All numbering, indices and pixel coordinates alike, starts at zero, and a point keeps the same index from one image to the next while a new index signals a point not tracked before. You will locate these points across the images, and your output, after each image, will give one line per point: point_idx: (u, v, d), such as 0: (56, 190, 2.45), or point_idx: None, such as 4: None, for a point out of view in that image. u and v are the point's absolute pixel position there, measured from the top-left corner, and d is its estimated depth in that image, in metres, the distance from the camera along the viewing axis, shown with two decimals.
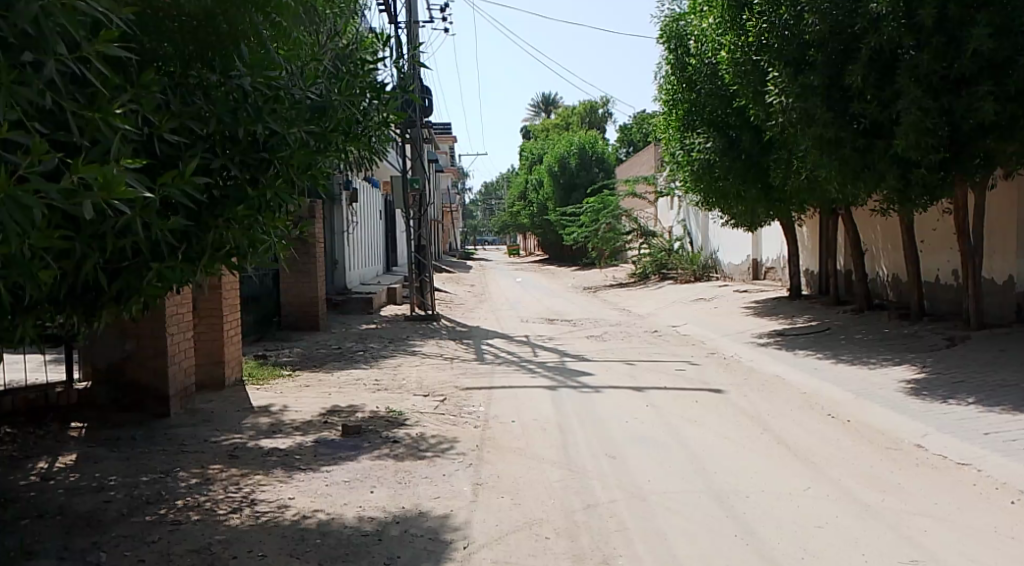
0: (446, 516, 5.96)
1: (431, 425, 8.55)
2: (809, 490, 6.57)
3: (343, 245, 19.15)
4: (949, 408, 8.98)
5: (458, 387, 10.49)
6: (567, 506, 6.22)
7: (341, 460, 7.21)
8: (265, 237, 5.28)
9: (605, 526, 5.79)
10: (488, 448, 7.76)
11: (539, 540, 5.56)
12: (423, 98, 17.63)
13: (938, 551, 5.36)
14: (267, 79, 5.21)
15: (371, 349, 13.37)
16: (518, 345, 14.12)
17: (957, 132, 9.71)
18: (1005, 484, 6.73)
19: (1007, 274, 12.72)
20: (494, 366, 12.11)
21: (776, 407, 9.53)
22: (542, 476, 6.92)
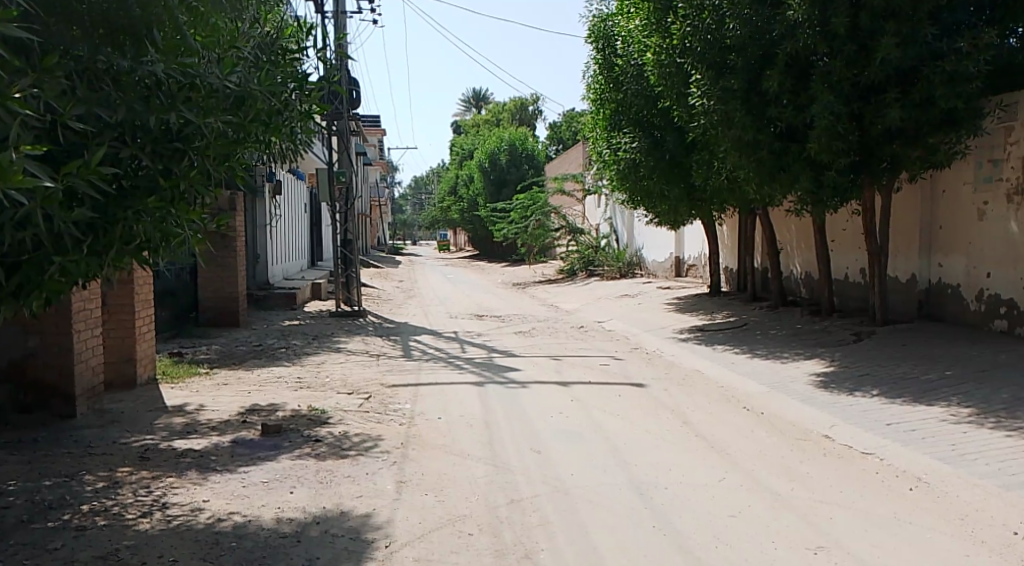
0: (367, 515, 5.44)
1: (355, 423, 7.84)
2: (727, 477, 6.19)
3: (264, 239, 18.45)
4: (856, 400, 8.30)
5: (382, 385, 9.77)
6: (490, 501, 5.74)
7: (259, 460, 6.54)
8: (182, 232, 4.60)
9: (526, 521, 5.36)
10: (413, 445, 7.12)
11: (462, 536, 5.12)
12: (350, 90, 16.96)
13: (844, 537, 5.04)
14: (181, 66, 4.72)
15: (293, 345, 12.76)
16: (445, 341, 13.66)
17: (867, 136, 9.55)
18: (906, 470, 6.26)
19: (910, 273, 11.83)
20: (421, 362, 11.50)
21: (700, 394, 9.20)
22: (464, 473, 6.36)
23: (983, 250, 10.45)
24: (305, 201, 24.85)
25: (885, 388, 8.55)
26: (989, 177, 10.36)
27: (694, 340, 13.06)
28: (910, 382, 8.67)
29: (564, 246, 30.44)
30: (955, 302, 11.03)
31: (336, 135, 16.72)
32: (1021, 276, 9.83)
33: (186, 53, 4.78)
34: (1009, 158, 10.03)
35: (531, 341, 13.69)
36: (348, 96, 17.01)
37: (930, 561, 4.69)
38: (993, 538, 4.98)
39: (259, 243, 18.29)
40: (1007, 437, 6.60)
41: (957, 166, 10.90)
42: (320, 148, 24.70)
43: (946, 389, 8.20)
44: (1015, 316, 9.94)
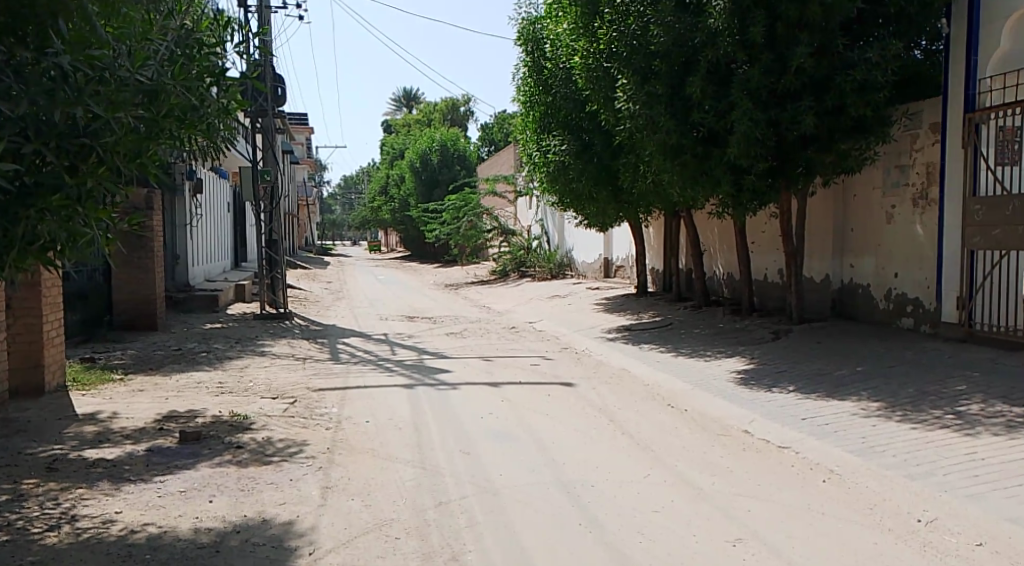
0: (290, 522, 5.45)
1: (280, 428, 7.81)
2: (652, 474, 6.39)
3: (185, 239, 18.07)
4: (773, 395, 8.64)
5: (309, 389, 9.72)
6: (418, 504, 5.82)
7: (176, 469, 6.48)
8: (91, 231, 4.55)
9: (454, 524, 5.44)
10: (340, 449, 7.13)
11: (389, 540, 5.19)
12: (276, 87, 16.73)
13: (762, 529, 5.27)
14: (90, 58, 4.63)
15: (215, 349, 12.57)
16: (375, 343, 13.64)
17: (783, 143, 9.93)
18: (819, 463, 6.56)
19: (825, 273, 12.32)
20: (349, 365, 11.45)
21: (626, 393, 9.43)
22: (393, 476, 6.41)
23: (892, 251, 10.96)
24: (228, 200, 24.39)
25: (799, 384, 8.93)
26: (897, 182, 10.88)
27: (621, 340, 13.33)
28: (823, 378, 9.06)
29: (495, 247, 30.57)
30: (866, 302, 11.54)
31: (261, 133, 16.47)
32: (926, 276, 10.36)
33: (95, 45, 4.71)
34: (915, 164, 10.55)
35: (461, 343, 13.77)
36: (274, 93, 16.77)
37: (841, 550, 4.94)
38: (898, 526, 5.24)
39: (179, 244, 17.90)
40: (912, 429, 6.98)
41: (867, 172, 11.40)
42: (245, 146, 24.31)
43: (856, 384, 8.61)
44: (921, 315, 10.46)
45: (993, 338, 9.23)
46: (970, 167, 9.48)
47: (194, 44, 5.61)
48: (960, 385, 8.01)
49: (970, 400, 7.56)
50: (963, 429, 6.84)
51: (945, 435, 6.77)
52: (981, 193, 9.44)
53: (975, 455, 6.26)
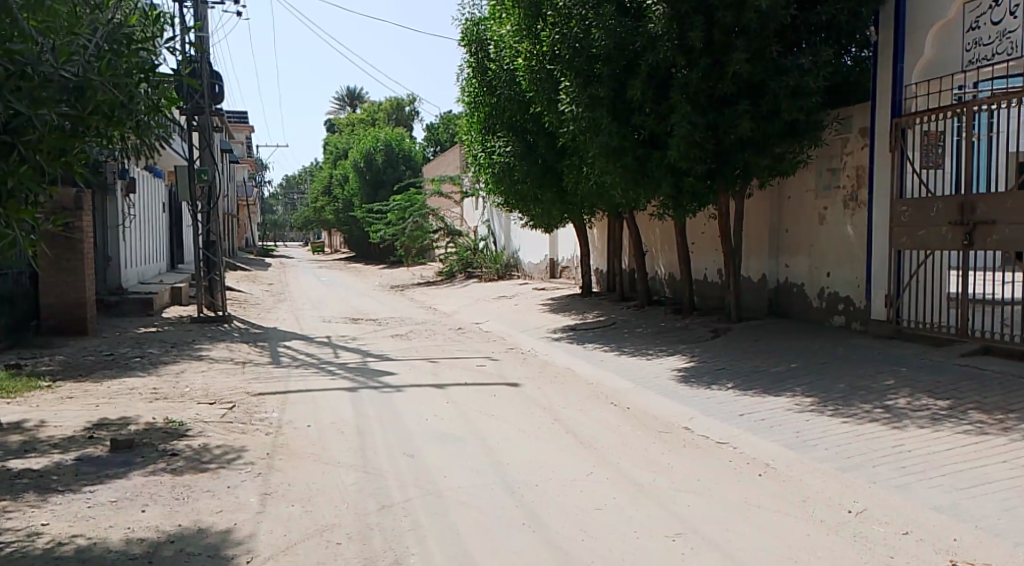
0: (228, 531, 5.41)
1: (217, 434, 7.71)
2: (594, 472, 6.48)
3: (117, 240, 17.65)
4: (712, 393, 8.83)
5: (248, 393, 9.61)
6: (361, 508, 5.82)
7: (106, 478, 6.36)
8: (14, 231, 4.57)
9: (397, 527, 5.46)
10: (279, 455, 7.08)
11: (330, 546, 5.18)
12: (212, 84, 16.42)
13: (700, 524, 5.39)
14: (10, 53, 4.52)
15: (149, 354, 12.32)
16: (317, 346, 13.52)
17: (721, 146, 10.15)
18: (756, 457, 6.74)
19: (762, 272, 12.60)
20: (290, 369, 11.34)
21: (569, 391, 9.55)
22: (334, 481, 6.40)
23: (825, 251, 11.29)
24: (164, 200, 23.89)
25: (737, 381, 9.14)
26: (828, 184, 11.21)
27: (566, 340, 13.46)
28: (760, 375, 9.29)
29: (442, 248, 30.52)
30: (800, 300, 11.85)
31: (198, 131, 16.15)
32: (857, 275, 10.69)
33: (16, 38, 4.60)
34: (845, 167, 10.88)
35: (405, 344, 13.73)
36: (210, 90, 16.48)
37: (776, 542, 5.08)
38: (830, 517, 5.43)
39: (111, 245, 17.48)
40: (844, 423, 7.22)
41: (801, 175, 11.72)
42: (181, 145, 23.86)
43: (791, 380, 8.85)
44: (852, 313, 10.79)
45: (920, 334, 9.58)
46: (897, 170, 9.83)
47: (123, 39, 5.41)
48: (889, 380, 8.29)
49: (898, 394, 7.83)
50: (891, 422, 7.09)
51: (875, 428, 7.01)
52: (907, 195, 9.78)
53: (902, 447, 6.51)
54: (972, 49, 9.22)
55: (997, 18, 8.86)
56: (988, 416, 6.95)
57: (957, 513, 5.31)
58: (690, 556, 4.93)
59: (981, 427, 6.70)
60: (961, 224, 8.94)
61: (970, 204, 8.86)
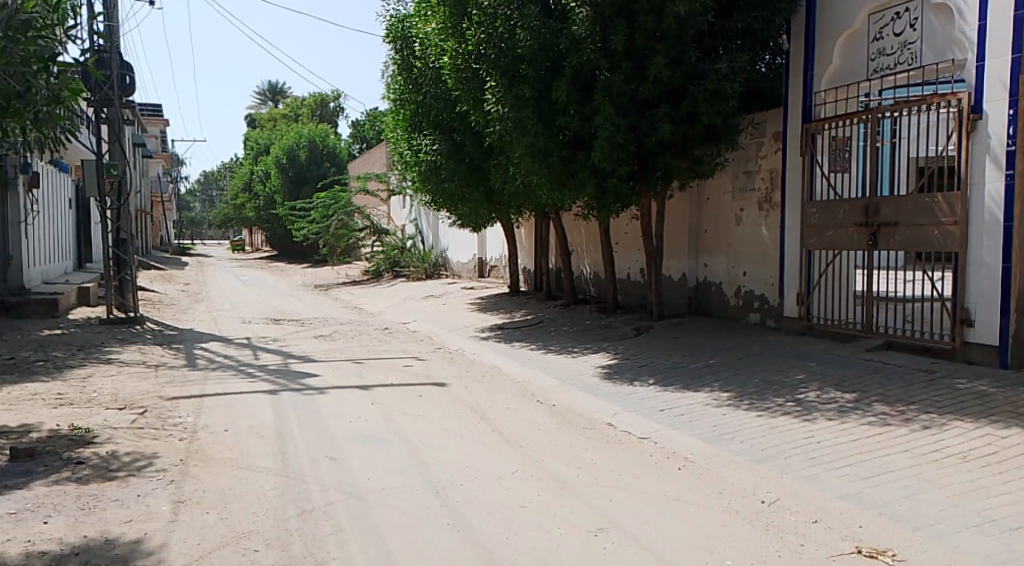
0: (137, 541, 5.32)
1: (126, 441, 7.54)
2: (519, 470, 6.58)
3: (18, 238, 16.99)
4: (633, 389, 9.04)
5: (160, 398, 9.41)
6: (280, 513, 5.79)
7: (5, 490, 6.16)
8: None
9: (318, 532, 5.46)
10: (194, 461, 6.97)
11: (246, 554, 5.15)
12: (123, 75, 15.92)
13: (621, 518, 5.54)
14: None
15: (55, 358, 11.92)
16: (235, 348, 13.29)
17: (643, 148, 10.40)
18: (675, 451, 6.94)
19: (682, 271, 12.91)
20: (206, 372, 11.12)
21: (494, 390, 9.64)
22: (253, 486, 6.34)
23: (742, 251, 11.64)
24: (70, 195, 23.08)
25: (659, 378, 9.38)
26: (745, 186, 11.57)
27: (492, 339, 13.54)
28: (679, 371, 9.53)
29: (367, 246, 30.27)
30: (718, 299, 12.21)
31: (107, 123, 15.62)
32: (771, 274, 11.06)
33: None
34: (761, 170, 11.25)
35: (328, 345, 13.61)
36: (120, 81, 15.90)
37: (693, 533, 5.26)
38: (745, 508, 5.64)
39: (11, 243, 16.83)
40: (758, 417, 7.49)
41: (718, 177, 12.05)
42: (89, 137, 23.09)
43: (708, 376, 9.13)
44: (767, 310, 11.17)
45: (830, 331, 9.99)
46: (808, 174, 10.23)
47: (20, 26, 5.79)
48: (800, 375, 8.63)
49: (808, 388, 8.16)
50: (802, 415, 7.39)
51: (787, 421, 7.29)
52: (817, 197, 10.18)
53: (812, 438, 6.79)
54: (876, 58, 9.65)
55: (898, 30, 9.33)
56: (891, 408, 7.30)
57: (861, 501, 5.59)
58: (611, 551, 5.06)
59: (884, 419, 7.04)
60: (866, 225, 9.36)
61: (874, 206, 9.27)
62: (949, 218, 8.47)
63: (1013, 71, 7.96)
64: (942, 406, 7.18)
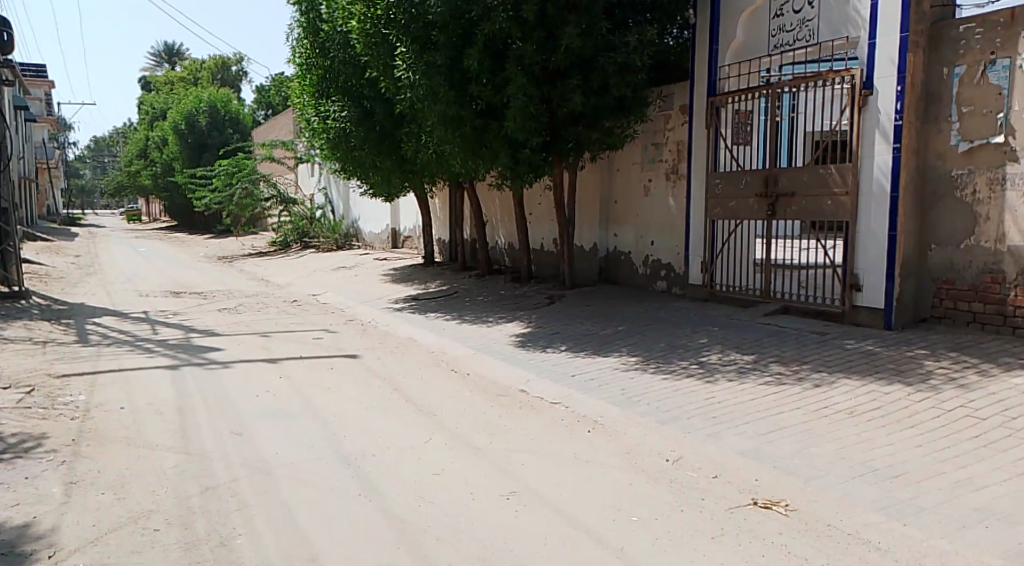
0: (26, 525, 5.21)
1: (12, 422, 7.30)
2: (432, 438, 6.67)
3: None
4: (543, 356, 9.24)
5: (49, 375, 9.11)
6: (183, 491, 5.75)
7: None
8: None
9: (223, 509, 5.44)
10: (87, 440, 6.82)
11: (145, 533, 5.12)
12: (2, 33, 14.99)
13: (531, 481, 5.71)
14: None
15: None
16: (132, 322, 12.92)
17: (553, 117, 10.54)
18: (584, 415, 7.15)
19: (593, 241, 13.14)
20: (101, 348, 10.80)
21: (406, 360, 9.69)
22: (153, 464, 6.26)
23: (650, 221, 11.94)
24: None
25: (570, 344, 9.60)
26: (653, 158, 11.84)
27: (405, 311, 13.52)
28: (588, 338, 9.77)
29: (273, 216, 29.54)
30: (627, 267, 12.51)
31: None
32: (678, 243, 11.40)
33: None
34: (668, 142, 11.55)
35: (234, 319, 13.34)
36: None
37: (600, 492, 5.48)
38: (649, 466, 5.89)
39: None
40: (663, 380, 7.78)
41: (627, 149, 12.27)
42: None
43: (616, 342, 9.38)
44: (673, 278, 11.54)
45: (732, 298, 10.39)
46: (712, 146, 10.56)
47: None
48: (703, 338, 8.98)
49: (711, 351, 8.50)
50: (705, 377, 7.71)
51: (690, 383, 7.60)
52: (721, 168, 10.53)
53: (712, 399, 7.11)
54: (777, 35, 10.01)
55: (798, 8, 9.71)
56: (786, 368, 7.69)
57: (758, 455, 5.89)
58: (522, 514, 5.22)
59: (780, 378, 7.42)
60: (765, 195, 9.74)
61: (773, 177, 9.66)
62: (841, 189, 8.92)
63: (902, 49, 8.38)
64: (833, 365, 7.60)
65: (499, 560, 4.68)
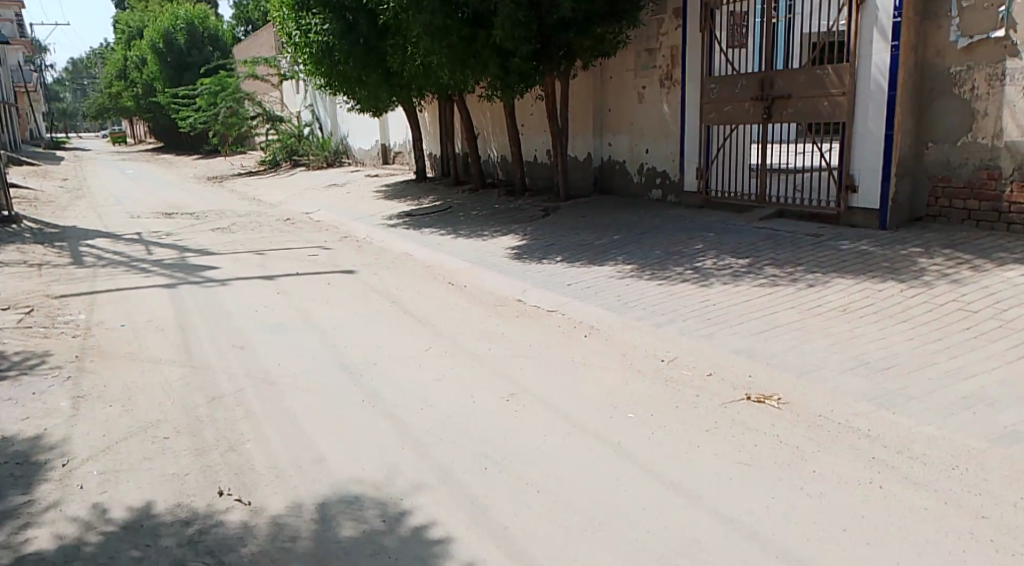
0: (37, 437, 5.34)
1: (14, 341, 7.38)
2: (432, 347, 6.80)
3: None
4: (538, 267, 9.31)
5: (46, 297, 9.16)
6: (188, 402, 5.87)
7: None
8: None
9: (229, 417, 5.58)
10: (90, 357, 6.92)
11: (155, 441, 5.25)
12: None
13: (531, 384, 5.85)
14: None
15: None
16: (124, 244, 12.92)
17: (543, 24, 10.35)
18: (582, 321, 7.27)
19: (587, 151, 13.08)
20: (96, 269, 10.83)
21: (402, 274, 9.76)
22: (158, 378, 6.38)
23: (644, 129, 11.88)
24: None
25: (565, 255, 9.67)
26: (645, 65, 11.69)
27: (399, 226, 13.53)
28: (584, 248, 9.83)
29: (261, 134, 29.14)
30: (622, 177, 12.49)
31: None
32: (673, 150, 11.37)
33: None
34: (660, 48, 11.40)
35: (227, 238, 13.32)
36: None
37: (598, 392, 5.63)
38: (646, 367, 6.03)
39: None
40: (658, 286, 7.87)
41: (619, 56, 12.11)
42: None
43: (611, 251, 9.45)
44: (669, 186, 11.55)
45: (728, 204, 10.45)
46: (707, 51, 10.45)
47: None
48: (699, 245, 9.05)
49: (705, 256, 8.59)
50: (700, 282, 7.81)
51: (686, 288, 7.70)
52: (716, 73, 10.46)
53: (708, 303, 7.22)
54: None
55: None
56: (781, 270, 7.78)
57: (753, 354, 6.03)
58: (522, 414, 5.37)
59: (775, 280, 7.52)
60: (762, 98, 9.73)
61: (770, 79, 9.63)
62: (838, 90, 8.92)
63: None
64: (827, 265, 7.70)
65: (501, 457, 4.84)
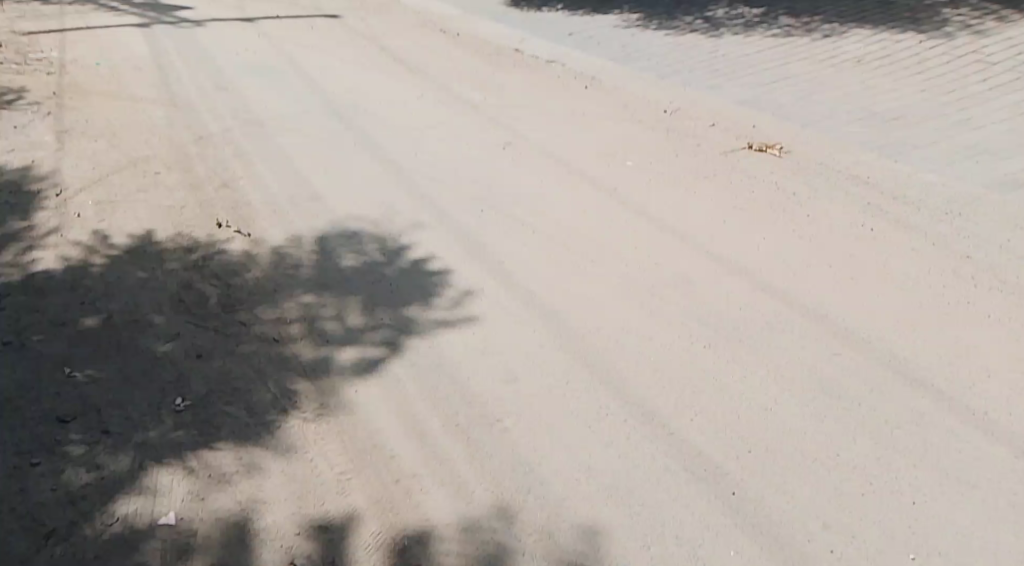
0: (28, 168, 5.28)
1: None
2: (425, 95, 6.66)
3: None
4: (533, 18, 8.94)
5: (14, 32, 8.72)
6: (178, 140, 5.79)
7: None
8: None
9: (222, 156, 5.53)
10: (69, 94, 6.70)
11: (149, 177, 5.23)
12: None
13: (527, 133, 5.81)
14: None
15: None
16: None
17: None
18: (579, 73, 7.10)
19: None
20: (63, 5, 10.23)
21: (390, 20, 9.35)
22: (144, 116, 6.23)
23: None
24: None
25: (563, 5, 9.26)
26: None
27: None
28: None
29: None
30: None
31: None
32: None
33: None
34: None
35: None
36: None
37: (595, 142, 5.62)
38: (644, 119, 5.99)
39: None
40: (659, 40, 7.63)
41: None
42: None
43: (612, 3, 9.05)
44: None
45: None
46: None
47: None
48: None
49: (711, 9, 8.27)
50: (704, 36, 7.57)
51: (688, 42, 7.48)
52: None
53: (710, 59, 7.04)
54: None
55: None
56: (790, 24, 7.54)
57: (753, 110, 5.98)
58: (519, 162, 5.38)
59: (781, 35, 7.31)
60: None
61: None
62: None
63: None
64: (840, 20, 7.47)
65: (498, 200, 4.91)
